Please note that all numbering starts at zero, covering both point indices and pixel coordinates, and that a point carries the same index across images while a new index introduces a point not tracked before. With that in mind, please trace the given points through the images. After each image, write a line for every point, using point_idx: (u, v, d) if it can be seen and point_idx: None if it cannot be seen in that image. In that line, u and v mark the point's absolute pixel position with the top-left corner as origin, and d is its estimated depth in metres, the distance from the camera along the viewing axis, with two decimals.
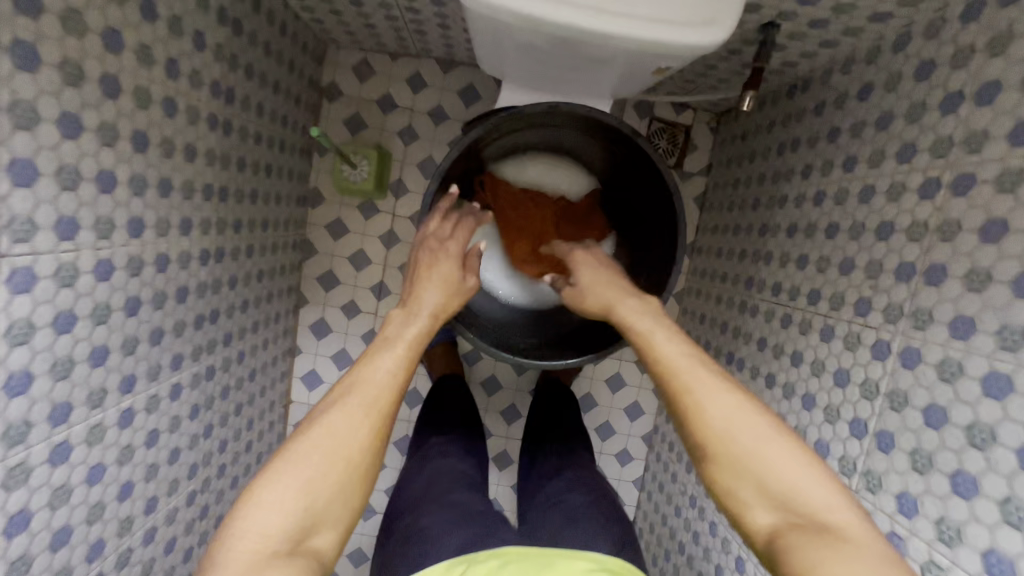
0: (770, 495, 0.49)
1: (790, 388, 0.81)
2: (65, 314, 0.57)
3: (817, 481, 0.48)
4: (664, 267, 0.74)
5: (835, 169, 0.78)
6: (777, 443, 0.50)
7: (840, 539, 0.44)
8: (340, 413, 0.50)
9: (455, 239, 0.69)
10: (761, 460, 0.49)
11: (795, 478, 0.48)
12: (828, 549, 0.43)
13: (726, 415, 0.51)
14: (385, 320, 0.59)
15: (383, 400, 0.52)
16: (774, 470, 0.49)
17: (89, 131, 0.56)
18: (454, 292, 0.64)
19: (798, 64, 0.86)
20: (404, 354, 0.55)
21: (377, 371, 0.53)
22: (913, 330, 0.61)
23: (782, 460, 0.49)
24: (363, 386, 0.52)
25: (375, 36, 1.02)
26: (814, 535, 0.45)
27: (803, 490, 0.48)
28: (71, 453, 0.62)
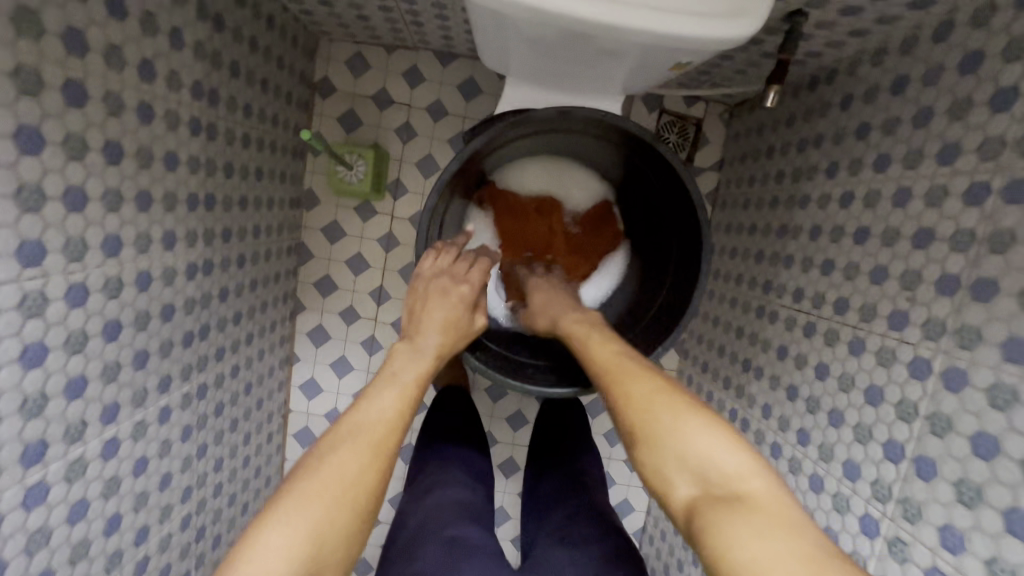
0: (693, 476, 0.45)
1: (815, 403, 0.75)
2: (33, 346, 0.51)
3: (731, 451, 0.45)
4: (685, 283, 0.70)
5: (864, 169, 0.72)
6: (692, 418, 0.47)
7: (750, 511, 0.41)
8: (348, 452, 0.44)
9: (471, 279, 0.65)
10: (676, 435, 0.47)
11: (707, 449, 0.45)
12: (738, 521, 0.40)
13: (645, 399, 0.50)
14: (390, 355, 0.55)
15: (393, 442, 0.47)
16: (687, 445, 0.46)
17: (53, 145, 0.50)
18: (462, 333, 0.61)
19: (823, 55, 0.79)
20: (411, 392, 0.51)
21: (385, 409, 0.48)
22: (958, 349, 0.56)
23: (696, 433, 0.46)
24: (370, 425, 0.46)
25: (370, 28, 0.96)
26: (725, 507, 0.42)
27: (715, 460, 0.44)
28: (48, 494, 0.56)
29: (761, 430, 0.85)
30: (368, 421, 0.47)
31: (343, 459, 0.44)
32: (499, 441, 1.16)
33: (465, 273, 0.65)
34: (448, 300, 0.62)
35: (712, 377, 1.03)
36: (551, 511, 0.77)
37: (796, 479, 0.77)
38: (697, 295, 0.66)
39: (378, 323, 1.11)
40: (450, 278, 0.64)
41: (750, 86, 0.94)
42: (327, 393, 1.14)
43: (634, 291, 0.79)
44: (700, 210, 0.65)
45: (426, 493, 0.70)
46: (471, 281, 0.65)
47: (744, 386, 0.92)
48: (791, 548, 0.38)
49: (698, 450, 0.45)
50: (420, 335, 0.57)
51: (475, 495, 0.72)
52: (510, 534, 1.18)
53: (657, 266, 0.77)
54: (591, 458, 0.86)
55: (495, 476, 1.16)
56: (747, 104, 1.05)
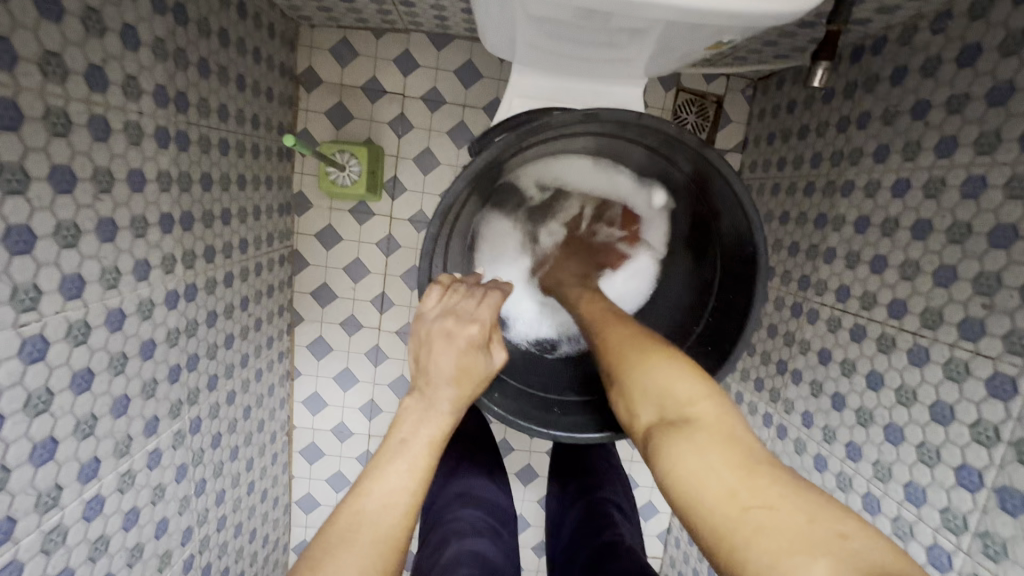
0: (651, 400, 0.45)
1: (867, 414, 0.69)
2: (38, 393, 0.49)
3: (689, 382, 0.43)
4: (733, 310, 0.60)
5: (923, 154, 0.65)
6: (659, 362, 0.47)
7: (696, 431, 0.39)
8: (351, 556, 0.37)
9: (478, 320, 0.52)
10: (638, 377, 0.47)
11: (668, 384, 0.44)
12: (682, 442, 0.39)
13: (622, 353, 0.50)
14: (397, 415, 0.46)
15: (403, 536, 0.39)
16: (650, 386, 0.45)
17: (39, 179, 0.47)
18: (477, 384, 0.50)
19: (872, 21, 0.71)
20: (422, 466, 0.42)
21: (393, 493, 0.40)
22: (1008, 355, 0.53)
23: (660, 374, 0.45)
24: (374, 518, 0.39)
25: (355, 11, 0.89)
26: (676, 431, 0.40)
27: (672, 391, 0.43)
28: (68, 535, 0.55)
29: (803, 440, 0.81)
30: (374, 510, 0.39)
31: (339, 560, 0.36)
32: (515, 448, 1.15)
33: (473, 311, 0.52)
34: (456, 346, 0.49)
35: (741, 378, 0.98)
36: (578, 557, 0.72)
37: (846, 495, 0.72)
38: (750, 327, 0.56)
39: (383, 332, 1.09)
40: (457, 317, 0.51)
41: (782, 60, 0.89)
42: (332, 406, 1.13)
43: (670, 311, 0.70)
44: (756, 230, 0.55)
45: (446, 529, 0.69)
46: (481, 318, 0.52)
47: (779, 390, 0.88)
48: (729, 463, 0.35)
49: (659, 386, 0.44)
50: (430, 389, 0.47)
51: (497, 549, 0.68)
52: (531, 541, 1.20)
53: (700, 283, 0.67)
54: (616, 489, 0.85)
55: (513, 484, 1.16)
56: (774, 78, 0.97)
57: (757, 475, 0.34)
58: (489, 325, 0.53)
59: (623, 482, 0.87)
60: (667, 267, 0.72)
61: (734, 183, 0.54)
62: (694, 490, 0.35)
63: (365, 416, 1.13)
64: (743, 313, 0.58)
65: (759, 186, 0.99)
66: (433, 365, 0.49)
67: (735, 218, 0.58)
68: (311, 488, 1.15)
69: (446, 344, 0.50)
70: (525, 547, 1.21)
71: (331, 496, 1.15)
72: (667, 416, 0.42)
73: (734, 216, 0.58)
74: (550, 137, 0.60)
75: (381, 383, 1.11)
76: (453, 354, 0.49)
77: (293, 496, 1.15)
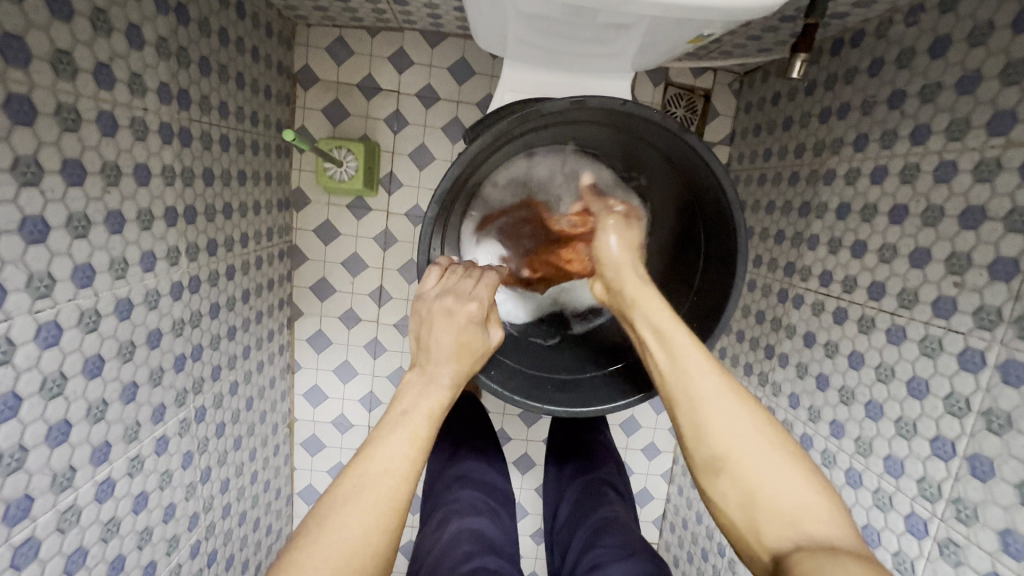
0: (780, 511, 0.41)
1: (850, 393, 0.72)
2: (52, 377, 0.52)
3: (820, 498, 0.42)
4: (716, 289, 0.63)
5: (899, 141, 0.68)
6: (779, 459, 0.44)
7: (843, 556, 0.37)
8: (355, 514, 0.40)
9: (477, 301, 0.54)
10: (754, 473, 0.43)
11: (798, 496, 0.42)
12: (832, 565, 0.36)
13: (731, 428, 0.45)
14: (399, 387, 0.49)
15: (403, 498, 0.42)
16: (774, 489, 0.42)
17: (52, 172, 0.49)
18: (475, 360, 0.53)
19: (849, 15, 0.74)
20: (421, 435, 0.45)
21: (394, 458, 0.43)
22: (977, 331, 0.56)
23: (784, 477, 0.43)
24: (377, 479, 0.41)
25: (350, 11, 0.91)
26: (817, 552, 0.38)
27: (806, 507, 0.41)
28: (81, 515, 0.57)
29: (790, 421, 0.83)
30: (375, 476, 0.41)
31: (345, 517, 0.39)
32: (512, 437, 1.18)
33: (471, 290, 0.55)
34: (456, 323, 0.52)
35: (731, 364, 1.01)
36: (574, 534, 0.75)
37: (830, 471, 0.74)
38: (731, 303, 0.60)
39: (381, 324, 1.12)
40: (456, 296, 0.54)
41: (766, 54, 0.92)
42: (332, 398, 1.15)
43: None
44: (736, 212, 0.58)
45: (446, 509, 0.71)
46: (480, 297, 0.55)
47: (767, 374, 0.90)
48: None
49: (789, 494, 0.42)
50: (431, 364, 0.50)
51: (496, 527, 0.71)
52: (529, 529, 1.23)
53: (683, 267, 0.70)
54: (612, 470, 0.87)
55: (511, 473, 1.19)
56: (759, 72, 1.00)
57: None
58: (487, 308, 0.55)
59: (617, 464, 0.90)
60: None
61: (714, 167, 0.57)
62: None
63: (365, 407, 1.15)
64: (725, 291, 0.61)
65: (746, 177, 1.02)
66: (433, 342, 0.51)
67: (716, 201, 0.61)
68: (312, 480, 1.18)
69: (451, 333, 0.52)
70: (524, 534, 1.23)
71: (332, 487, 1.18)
72: (800, 532, 0.40)
73: (715, 200, 0.61)
74: (540, 126, 0.62)
75: (380, 375, 1.14)
76: (453, 331, 0.52)
77: (295, 487, 1.18)
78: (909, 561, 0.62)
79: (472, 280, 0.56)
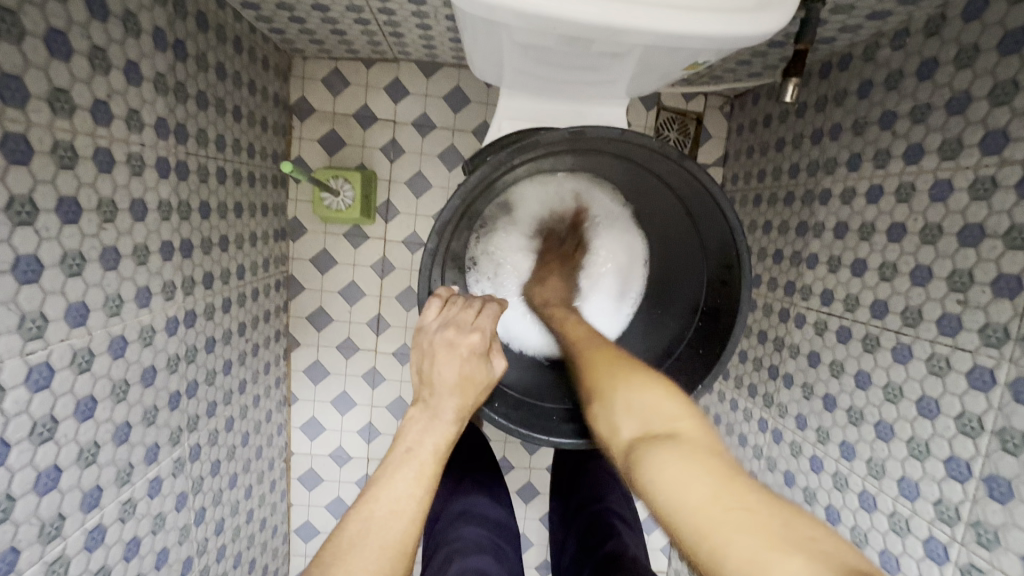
0: (635, 417, 0.46)
1: (858, 413, 0.71)
2: (43, 421, 0.50)
3: (670, 400, 0.46)
4: (722, 313, 0.62)
5: (893, 161, 0.69)
6: (644, 383, 0.49)
7: (683, 445, 0.41)
8: (361, 561, 0.38)
9: (479, 330, 0.53)
10: (620, 396, 0.49)
11: (655, 403, 0.46)
12: (665, 451, 0.41)
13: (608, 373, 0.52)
14: (402, 423, 0.48)
15: (411, 542, 0.40)
16: (634, 399, 0.48)
17: (47, 210, 0.48)
18: (478, 391, 0.51)
19: (836, 40, 0.76)
20: (427, 472, 0.44)
21: (399, 499, 0.42)
22: (983, 348, 0.56)
23: (646, 394, 0.47)
24: (385, 523, 0.40)
25: (347, 43, 0.93)
26: (659, 441, 0.42)
27: (651, 406, 0.46)
28: (69, 566, 0.54)
29: (798, 443, 0.82)
30: (382, 518, 0.40)
31: (351, 563, 0.37)
32: (515, 466, 1.15)
33: (472, 321, 0.54)
34: (458, 356, 0.51)
35: (735, 385, 1.00)
36: (583, 568, 0.73)
37: (843, 495, 0.73)
38: (738, 329, 0.59)
39: (379, 354, 1.10)
40: (457, 327, 0.53)
41: (756, 78, 0.94)
42: (330, 430, 1.12)
43: (661, 320, 0.71)
44: (738, 237, 0.57)
45: (449, 547, 0.69)
46: (482, 327, 0.53)
47: (772, 395, 0.89)
48: (718, 479, 0.36)
49: (644, 404, 0.46)
50: (434, 399, 0.49)
51: (501, 564, 0.68)
52: (534, 561, 1.19)
53: (686, 290, 0.69)
54: (619, 499, 0.85)
55: (515, 503, 1.16)
56: (749, 95, 1.02)
57: (733, 480, 0.36)
58: (490, 338, 0.54)
59: (622, 489, 0.88)
60: (653, 276, 0.74)
61: (715, 193, 0.57)
62: (667, 491, 0.37)
63: (364, 439, 1.12)
64: (732, 316, 0.60)
65: (741, 198, 1.03)
66: (436, 376, 0.50)
67: (719, 226, 0.60)
68: (310, 516, 1.14)
69: (444, 363, 0.50)
70: (529, 568, 1.19)
71: (330, 523, 1.14)
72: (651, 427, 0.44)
73: (717, 225, 0.60)
74: (540, 155, 0.62)
75: (378, 405, 1.12)
76: (455, 364, 0.50)
77: (292, 525, 1.14)
78: None
79: (469, 310, 0.55)
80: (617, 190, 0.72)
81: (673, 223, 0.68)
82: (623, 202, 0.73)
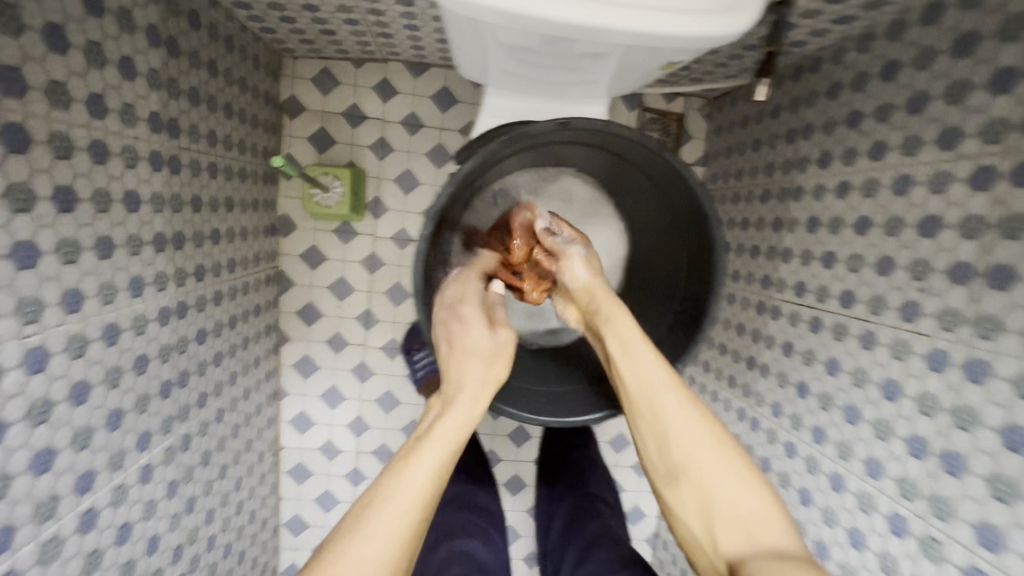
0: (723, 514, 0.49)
1: (828, 399, 0.74)
2: (38, 404, 0.51)
3: (760, 498, 0.49)
4: (698, 297, 0.65)
5: (859, 158, 0.72)
6: (730, 470, 0.50)
7: (799, 562, 0.43)
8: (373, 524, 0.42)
9: (467, 300, 0.61)
10: (719, 491, 0.50)
11: (745, 501, 0.49)
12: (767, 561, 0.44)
13: (688, 438, 0.52)
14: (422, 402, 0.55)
15: (416, 507, 0.44)
16: (721, 489, 0.50)
17: (45, 199, 0.50)
18: (483, 358, 0.57)
19: (807, 43, 0.79)
20: (437, 449, 0.48)
21: (411, 473, 0.46)
22: (940, 332, 0.59)
23: (735, 488, 0.50)
24: (397, 490, 0.44)
25: (337, 43, 0.95)
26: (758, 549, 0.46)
27: (741, 507, 0.49)
28: (63, 547, 0.56)
29: (774, 430, 0.85)
30: (397, 489, 0.44)
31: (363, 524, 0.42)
32: (503, 459, 1.17)
33: (461, 292, 0.62)
34: (450, 326, 0.59)
35: (715, 377, 1.03)
36: (567, 550, 0.76)
37: (815, 477, 0.76)
38: (713, 311, 0.62)
39: (368, 348, 1.12)
40: (448, 301, 0.61)
41: (733, 80, 0.97)
42: (320, 424, 1.13)
43: (641, 305, 0.74)
44: (713, 222, 0.60)
45: (437, 531, 0.71)
46: (468, 296, 0.62)
47: (750, 385, 0.92)
48: None
49: (735, 501, 0.49)
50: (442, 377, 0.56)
51: (487, 546, 0.71)
52: (521, 553, 1.21)
53: (664, 276, 0.72)
54: (602, 485, 0.88)
55: (502, 495, 1.18)
56: (728, 96, 1.06)
57: None
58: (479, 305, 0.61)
59: (606, 476, 0.90)
60: (634, 264, 0.77)
61: (691, 180, 0.59)
62: None
63: (354, 433, 1.14)
64: (706, 298, 0.63)
65: (721, 196, 1.06)
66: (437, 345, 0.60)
67: (694, 213, 0.63)
68: (300, 509, 1.15)
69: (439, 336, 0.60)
70: (516, 559, 1.21)
71: (320, 517, 1.15)
72: (746, 534, 0.47)
73: (693, 212, 0.63)
74: (526, 146, 0.64)
75: (367, 399, 1.13)
76: (448, 335, 0.59)
77: (282, 518, 1.15)
78: (894, 561, 0.64)
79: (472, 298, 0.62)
80: (599, 182, 0.75)
81: (651, 212, 0.71)
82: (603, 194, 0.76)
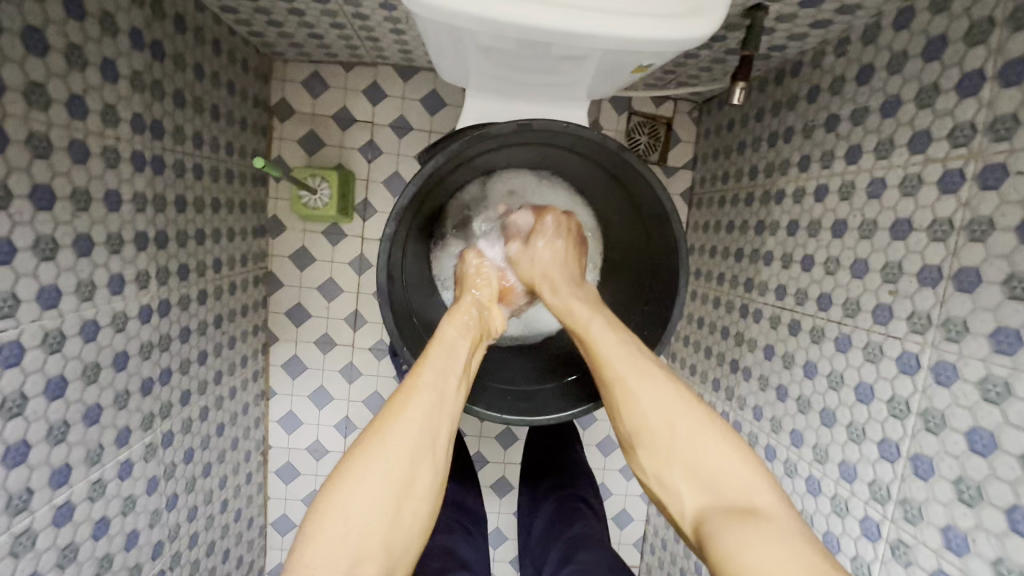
0: (695, 479, 0.47)
1: (806, 402, 0.74)
2: (12, 398, 0.52)
3: (733, 458, 0.47)
4: (662, 299, 0.66)
5: (836, 161, 0.72)
6: (702, 434, 0.49)
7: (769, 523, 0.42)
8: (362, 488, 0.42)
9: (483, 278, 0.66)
10: (689, 450, 0.48)
11: (714, 462, 0.47)
12: (743, 525, 0.42)
13: (647, 405, 0.51)
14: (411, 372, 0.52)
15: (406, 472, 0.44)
16: (686, 446, 0.48)
17: (20, 197, 0.51)
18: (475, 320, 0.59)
19: (787, 47, 0.80)
20: (430, 422, 0.47)
21: (401, 443, 0.45)
22: (911, 335, 0.59)
23: (707, 451, 0.48)
24: (384, 456, 0.44)
25: (325, 47, 0.96)
26: (731, 513, 0.44)
27: (717, 469, 0.47)
28: (36, 540, 0.57)
29: (755, 433, 0.85)
30: (385, 459, 0.44)
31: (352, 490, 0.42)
32: (489, 461, 1.18)
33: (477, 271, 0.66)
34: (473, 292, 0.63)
35: (700, 380, 1.03)
36: (548, 550, 0.76)
37: (792, 481, 0.76)
38: (676, 311, 0.63)
39: (356, 349, 1.12)
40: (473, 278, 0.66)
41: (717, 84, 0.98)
42: (307, 424, 1.14)
43: (614, 308, 0.74)
44: (675, 223, 0.61)
45: None
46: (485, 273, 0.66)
47: (733, 389, 0.92)
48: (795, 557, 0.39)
49: (705, 463, 0.47)
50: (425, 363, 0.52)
51: (467, 546, 0.71)
52: (508, 555, 1.21)
53: (633, 279, 0.72)
54: (586, 486, 0.88)
55: (489, 497, 1.18)
56: (715, 100, 1.06)
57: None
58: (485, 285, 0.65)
59: (590, 478, 0.91)
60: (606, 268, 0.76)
61: (653, 181, 0.60)
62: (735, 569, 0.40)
63: (341, 433, 1.14)
64: (671, 299, 0.64)
65: (709, 200, 1.06)
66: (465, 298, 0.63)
67: (659, 214, 0.64)
68: (287, 509, 1.16)
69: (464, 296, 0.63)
70: (503, 561, 1.21)
71: None
72: (718, 496, 0.46)
73: (657, 214, 0.64)
74: (493, 147, 0.65)
75: (355, 400, 1.14)
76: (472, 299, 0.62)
77: (269, 517, 1.16)
78: (866, 565, 0.63)
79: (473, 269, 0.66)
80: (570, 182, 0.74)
81: (620, 214, 0.71)
82: (579, 196, 0.75)
